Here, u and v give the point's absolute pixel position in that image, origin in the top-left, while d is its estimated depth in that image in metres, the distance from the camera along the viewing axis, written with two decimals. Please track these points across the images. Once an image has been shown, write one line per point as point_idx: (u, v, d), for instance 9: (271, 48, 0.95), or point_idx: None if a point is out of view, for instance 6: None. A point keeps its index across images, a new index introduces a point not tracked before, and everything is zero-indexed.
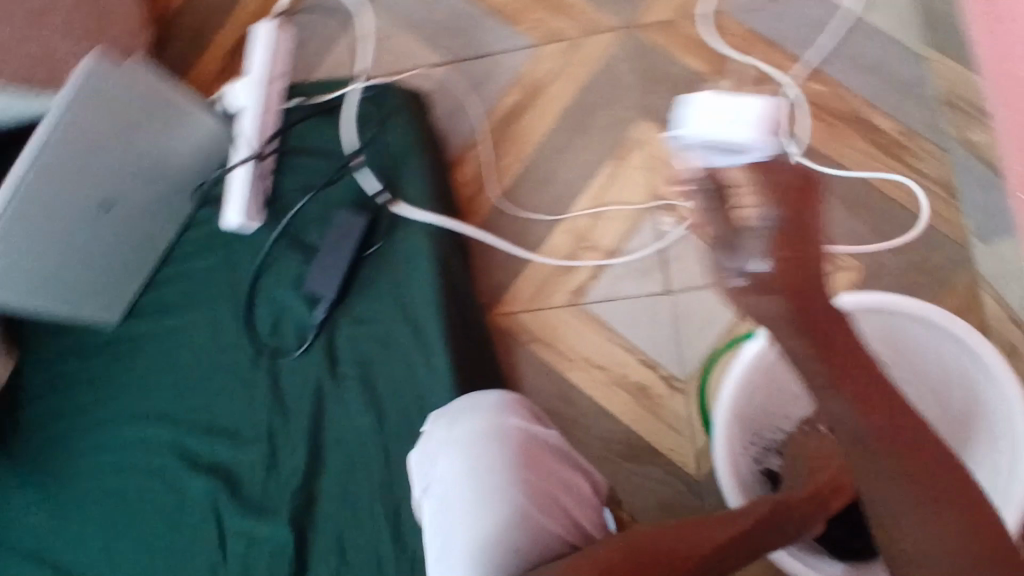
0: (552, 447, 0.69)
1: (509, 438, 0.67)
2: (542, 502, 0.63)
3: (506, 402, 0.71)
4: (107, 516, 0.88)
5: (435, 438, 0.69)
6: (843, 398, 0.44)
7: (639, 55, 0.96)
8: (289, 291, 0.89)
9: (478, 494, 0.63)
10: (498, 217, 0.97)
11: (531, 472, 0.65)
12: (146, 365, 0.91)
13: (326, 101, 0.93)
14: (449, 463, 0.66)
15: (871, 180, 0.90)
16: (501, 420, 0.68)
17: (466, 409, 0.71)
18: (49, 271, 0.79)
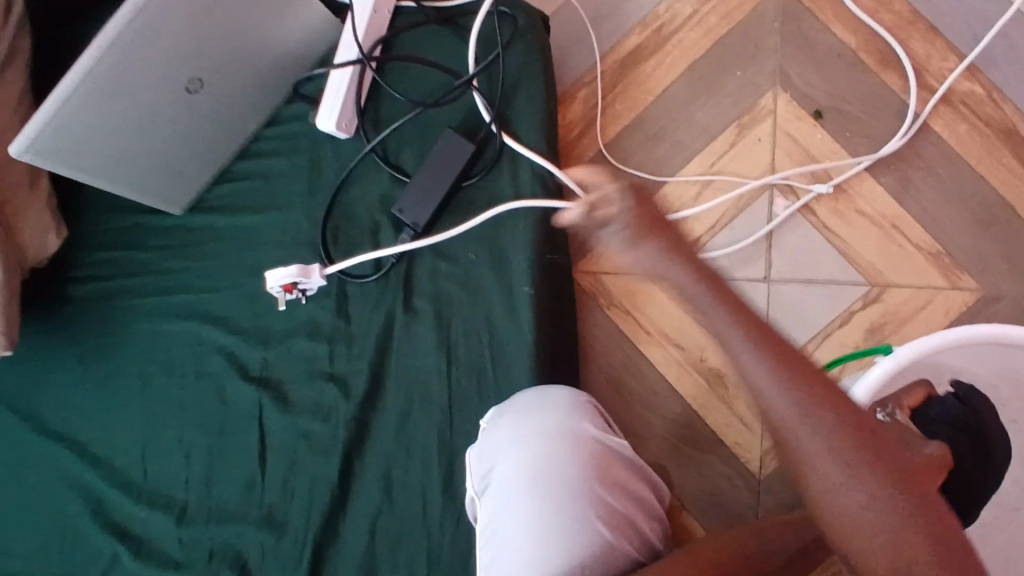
0: (626, 456, 0.63)
1: (583, 447, 0.60)
2: (614, 522, 0.58)
3: (577, 403, 0.64)
4: (149, 409, 0.88)
5: (499, 431, 0.63)
6: (785, 392, 0.47)
7: (786, 16, 0.88)
8: (367, 208, 0.83)
9: (547, 506, 0.58)
10: (598, 167, 0.90)
11: (605, 486, 0.59)
12: (212, 257, 0.87)
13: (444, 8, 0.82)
14: (513, 462, 0.61)
15: (1005, 200, 0.84)
16: (574, 423, 0.62)
17: (536, 404, 0.64)
18: (125, 146, 0.73)
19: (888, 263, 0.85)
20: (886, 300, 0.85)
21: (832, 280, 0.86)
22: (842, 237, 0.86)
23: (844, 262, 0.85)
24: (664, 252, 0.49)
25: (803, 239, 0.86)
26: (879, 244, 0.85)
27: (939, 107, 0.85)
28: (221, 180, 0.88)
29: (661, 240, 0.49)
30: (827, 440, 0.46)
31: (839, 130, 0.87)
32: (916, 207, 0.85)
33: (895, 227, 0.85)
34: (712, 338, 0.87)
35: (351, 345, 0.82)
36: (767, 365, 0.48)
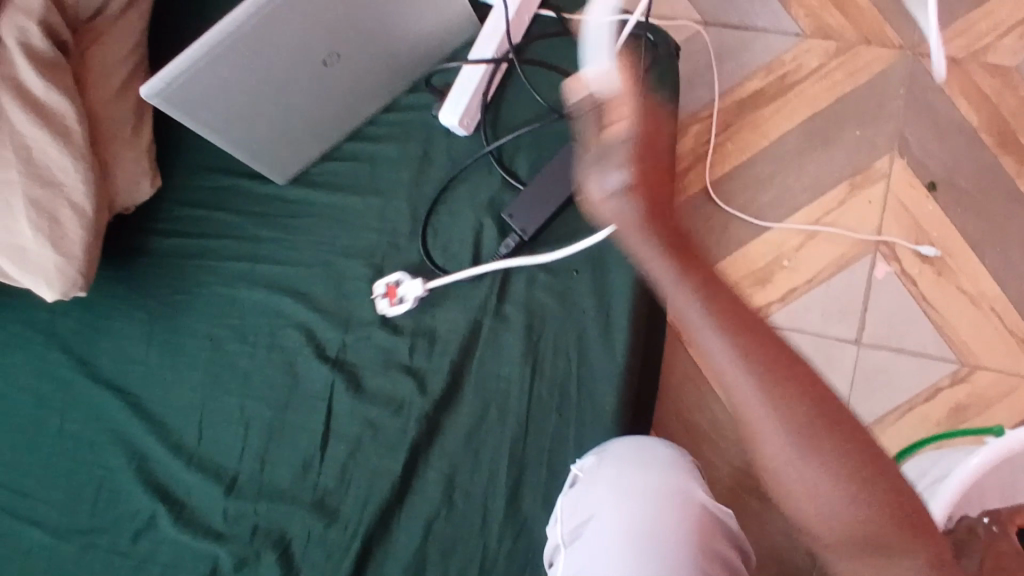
0: (728, 533, 0.60)
1: (690, 514, 0.58)
2: None
3: (684, 468, 0.62)
4: (213, 375, 0.87)
5: (599, 477, 0.62)
6: (725, 349, 0.49)
7: (912, 84, 0.88)
8: (473, 208, 0.82)
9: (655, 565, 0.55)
10: (700, 202, 0.90)
11: (707, 557, 0.56)
12: (303, 232, 0.86)
13: (580, 26, 0.83)
14: (615, 513, 0.59)
15: None
16: (683, 485, 0.60)
17: (639, 459, 0.62)
18: (245, 109, 0.72)
19: (982, 345, 0.84)
20: (974, 380, 0.83)
21: (924, 353, 0.84)
22: (939, 311, 0.85)
23: (938, 337, 0.84)
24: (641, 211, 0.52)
25: (900, 307, 0.85)
26: (975, 324, 0.84)
27: None
28: (328, 158, 0.87)
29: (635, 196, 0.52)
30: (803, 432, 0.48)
31: (951, 204, 0.86)
32: (1017, 291, 0.84)
33: (993, 309, 0.84)
34: None
35: (434, 342, 0.81)
36: (728, 349, 0.49)
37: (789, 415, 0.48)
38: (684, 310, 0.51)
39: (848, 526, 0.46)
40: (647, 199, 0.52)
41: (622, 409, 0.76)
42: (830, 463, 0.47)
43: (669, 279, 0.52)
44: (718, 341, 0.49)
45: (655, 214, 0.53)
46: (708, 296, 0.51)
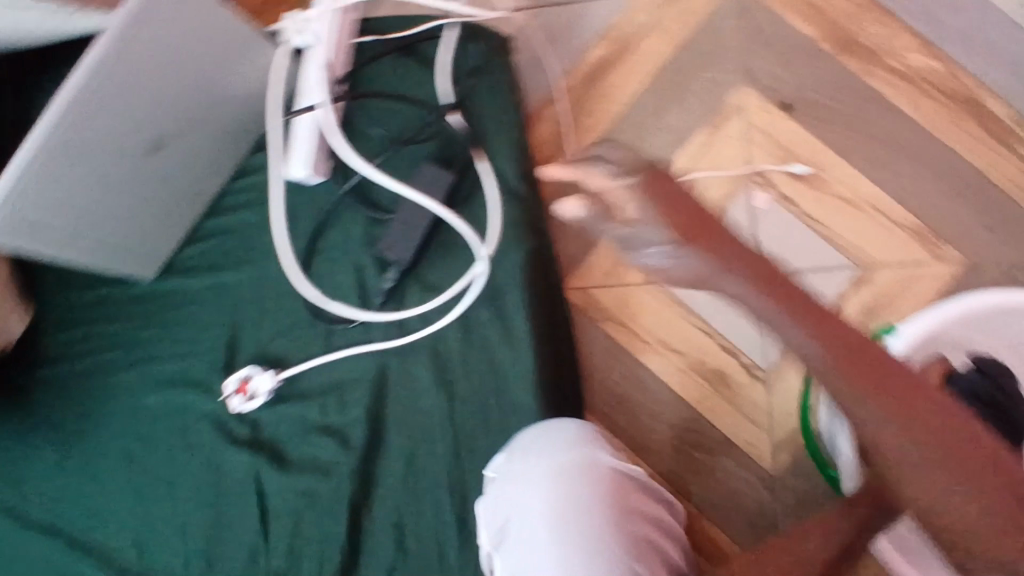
0: (643, 486, 0.61)
1: (601, 479, 0.59)
2: (646, 551, 0.57)
3: (588, 436, 0.63)
4: (135, 491, 0.83)
5: (510, 470, 0.62)
6: (737, 282, 0.52)
7: (741, 13, 0.89)
8: (345, 253, 0.78)
9: (580, 542, 0.55)
10: (574, 183, 0.90)
11: (626, 516, 0.58)
12: (188, 323, 0.84)
13: (404, 39, 0.78)
14: (532, 499, 0.59)
15: (976, 169, 0.85)
16: (589, 455, 0.60)
17: (544, 442, 0.62)
18: (82, 219, 0.69)
19: (872, 245, 0.85)
20: (874, 280, 0.85)
21: (821, 268, 0.86)
22: (824, 224, 0.86)
23: (830, 248, 0.86)
24: (704, 263, 0.51)
25: (787, 229, 0.86)
26: (861, 227, 0.86)
27: (900, 86, 0.87)
28: (192, 241, 0.85)
29: (705, 246, 0.52)
30: (828, 355, 0.49)
31: (810, 119, 0.87)
32: (890, 184, 0.86)
33: (874, 207, 0.86)
34: (711, 341, 0.88)
35: (343, 395, 0.79)
36: (720, 262, 0.51)
37: (826, 360, 0.49)
38: (719, 281, 0.52)
39: (918, 459, 0.46)
40: (714, 241, 0.52)
41: (544, 408, 0.75)
42: (847, 369, 0.48)
43: (754, 297, 0.51)
44: (736, 283, 0.52)
45: (687, 214, 0.53)
46: (740, 264, 0.51)
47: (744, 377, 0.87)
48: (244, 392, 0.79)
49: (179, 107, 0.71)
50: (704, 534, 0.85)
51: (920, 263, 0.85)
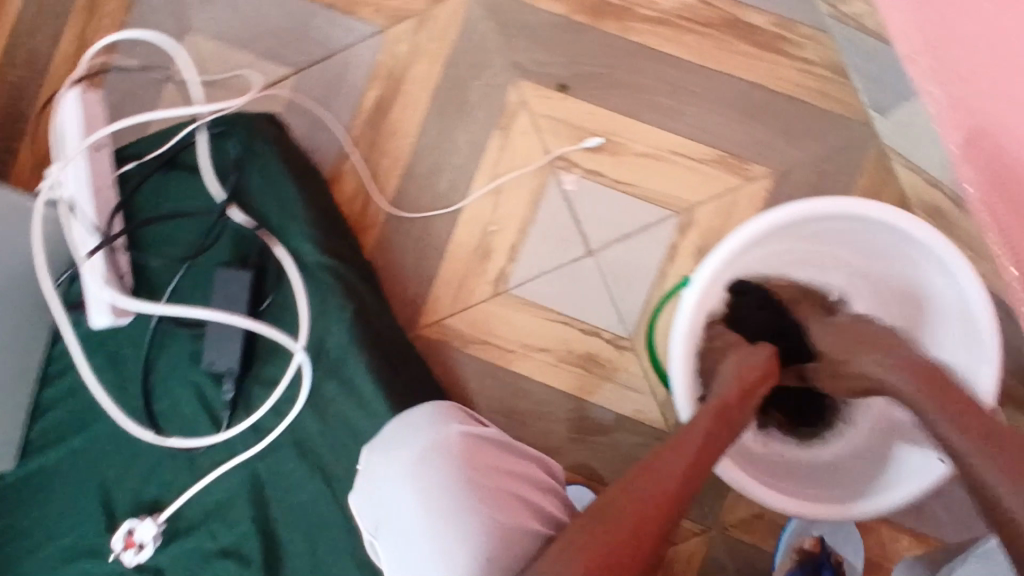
0: (500, 445, 0.63)
1: (458, 450, 0.60)
2: (514, 507, 0.59)
3: (441, 412, 0.63)
4: None
5: (371, 470, 0.61)
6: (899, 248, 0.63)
7: (493, 10, 0.88)
8: (182, 379, 0.78)
9: (452, 516, 0.57)
10: (393, 225, 0.90)
11: (485, 480, 0.59)
12: (61, 498, 0.81)
13: (163, 155, 0.77)
14: (396, 494, 0.59)
15: (756, 85, 0.87)
16: (442, 431, 0.60)
17: (400, 431, 0.62)
18: None
19: (685, 188, 0.87)
20: (697, 221, 0.87)
21: (646, 226, 0.88)
22: (635, 184, 0.88)
23: (648, 205, 0.88)
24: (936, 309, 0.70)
25: (603, 201, 0.88)
26: (669, 175, 0.87)
27: (662, 30, 0.87)
28: (36, 417, 0.82)
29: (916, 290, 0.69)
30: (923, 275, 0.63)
31: (590, 91, 0.88)
32: (683, 126, 0.87)
33: (676, 153, 0.87)
34: (571, 328, 0.89)
35: (229, 513, 0.78)
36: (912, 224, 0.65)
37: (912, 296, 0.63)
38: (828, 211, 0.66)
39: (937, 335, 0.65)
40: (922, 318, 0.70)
41: None
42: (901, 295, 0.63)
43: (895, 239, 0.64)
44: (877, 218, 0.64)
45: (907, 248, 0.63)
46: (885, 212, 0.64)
47: (614, 351, 0.89)
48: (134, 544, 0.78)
49: None
50: None
51: (733, 191, 0.87)
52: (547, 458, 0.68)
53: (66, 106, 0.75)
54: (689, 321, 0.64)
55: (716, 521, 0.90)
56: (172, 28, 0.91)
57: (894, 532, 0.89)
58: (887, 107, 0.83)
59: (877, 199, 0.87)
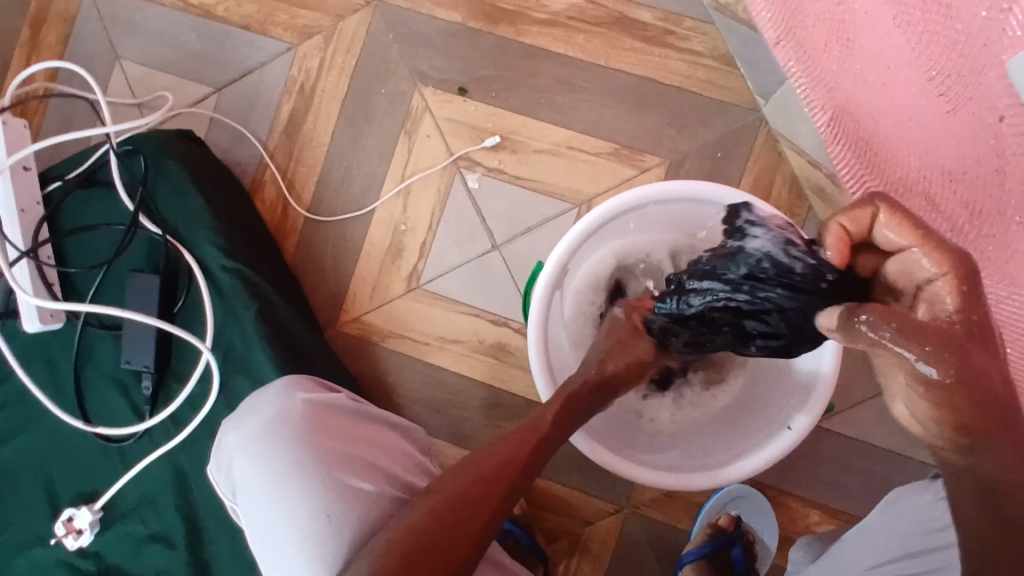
0: (354, 414, 0.69)
1: (295, 415, 0.65)
2: (357, 468, 0.63)
3: (291, 385, 0.69)
4: None
5: (228, 443, 0.66)
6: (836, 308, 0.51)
7: (394, 24, 0.94)
8: (106, 377, 0.85)
9: (297, 482, 0.61)
10: (311, 228, 0.96)
11: (339, 443, 0.64)
12: (5, 490, 0.87)
13: (81, 173, 0.85)
14: (249, 465, 0.63)
15: (645, 78, 0.90)
16: (287, 402, 0.66)
17: (252, 406, 0.68)
18: None
19: (582, 181, 0.91)
20: None
21: (548, 219, 0.92)
22: (534, 179, 0.92)
23: (547, 198, 0.92)
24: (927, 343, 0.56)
25: (505, 197, 0.92)
26: (566, 169, 0.92)
27: (553, 32, 0.92)
28: None
29: None
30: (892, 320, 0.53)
31: (486, 94, 0.93)
32: (577, 122, 0.92)
33: (571, 148, 0.92)
34: (481, 319, 0.93)
35: (156, 502, 0.83)
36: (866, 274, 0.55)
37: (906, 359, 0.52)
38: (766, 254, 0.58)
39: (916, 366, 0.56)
40: None
41: None
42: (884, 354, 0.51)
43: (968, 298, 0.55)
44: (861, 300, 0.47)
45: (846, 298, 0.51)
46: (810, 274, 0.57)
47: (523, 339, 0.92)
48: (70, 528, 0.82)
49: None
50: (539, 490, 0.91)
51: (628, 181, 0.91)
52: (401, 423, 0.74)
53: None
54: (542, 295, 0.67)
55: (630, 500, 0.90)
56: (104, 60, 0.99)
57: (809, 508, 0.88)
58: (769, 91, 0.84)
59: (769, 182, 0.89)
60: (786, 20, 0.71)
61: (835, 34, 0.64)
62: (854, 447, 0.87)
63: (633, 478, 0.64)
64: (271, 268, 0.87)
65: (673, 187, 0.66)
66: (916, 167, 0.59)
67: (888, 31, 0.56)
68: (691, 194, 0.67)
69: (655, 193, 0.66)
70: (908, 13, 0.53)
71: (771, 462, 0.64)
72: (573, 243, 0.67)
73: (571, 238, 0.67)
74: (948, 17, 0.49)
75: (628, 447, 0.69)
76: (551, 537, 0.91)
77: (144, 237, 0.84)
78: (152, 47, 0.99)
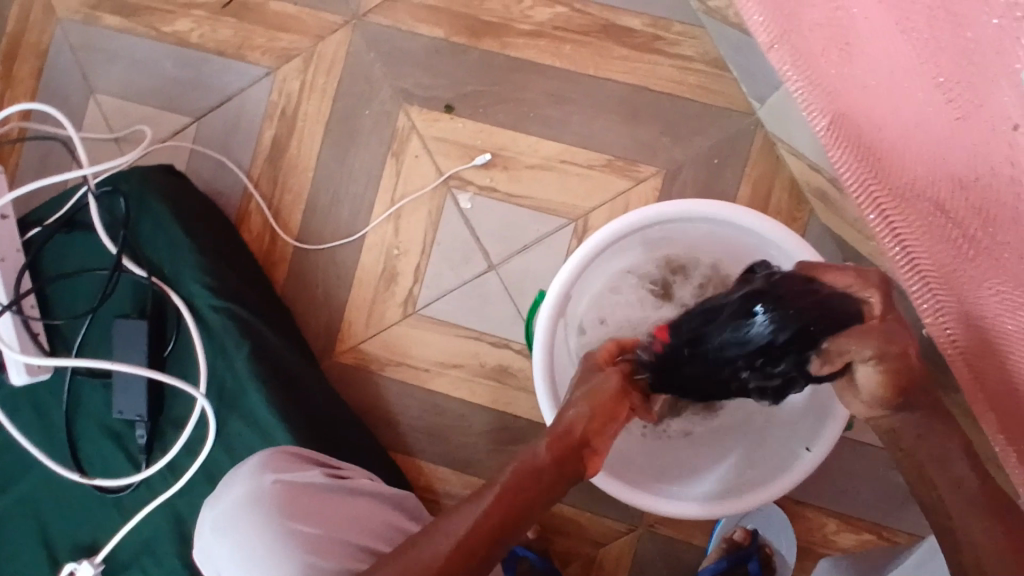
0: (334, 487, 0.66)
1: (266, 495, 0.62)
2: (327, 548, 0.60)
3: (264, 461, 0.66)
4: None
5: (204, 531, 0.64)
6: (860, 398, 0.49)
7: (375, 42, 0.92)
8: (98, 425, 0.82)
9: (268, 570, 0.59)
10: (301, 257, 0.93)
11: (311, 524, 0.62)
12: (0, 547, 0.85)
13: (60, 217, 0.83)
14: (230, 551, 0.61)
15: (635, 86, 0.88)
16: (255, 481, 0.64)
17: (227, 484, 0.65)
18: None
19: (577, 195, 0.89)
20: (591, 227, 0.89)
21: (543, 236, 0.89)
22: (526, 196, 0.90)
23: (541, 215, 0.89)
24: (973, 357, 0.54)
25: (498, 215, 0.90)
26: (560, 184, 0.89)
27: (539, 43, 0.89)
28: None
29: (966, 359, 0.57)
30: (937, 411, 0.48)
31: (474, 110, 0.90)
32: (567, 135, 0.89)
33: (563, 162, 0.89)
34: (480, 341, 0.90)
35: (154, 551, 0.81)
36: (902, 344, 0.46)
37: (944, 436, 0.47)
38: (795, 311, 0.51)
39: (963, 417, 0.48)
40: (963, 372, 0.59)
41: None
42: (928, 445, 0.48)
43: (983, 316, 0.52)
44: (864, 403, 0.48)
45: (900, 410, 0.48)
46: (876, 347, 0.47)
47: (525, 360, 0.90)
48: None
49: None
50: (550, 513, 0.89)
51: (623, 193, 0.88)
52: (384, 496, 0.70)
53: None
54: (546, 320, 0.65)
55: (642, 519, 0.88)
56: (76, 93, 0.96)
57: (826, 518, 0.86)
58: (764, 95, 0.82)
59: (769, 187, 0.87)
60: (781, 28, 0.69)
61: (837, 40, 0.62)
62: (871, 453, 0.85)
63: (659, 514, 0.63)
64: (262, 302, 0.85)
65: (688, 207, 0.64)
66: (922, 176, 0.56)
67: (888, 40, 0.55)
68: (704, 216, 0.64)
69: (671, 211, 0.64)
70: (914, 22, 0.51)
71: (797, 481, 0.62)
72: (582, 261, 0.65)
73: (581, 257, 0.65)
74: (955, 27, 0.46)
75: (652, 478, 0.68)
76: (564, 561, 0.89)
77: (128, 278, 0.82)
78: (125, 78, 0.96)
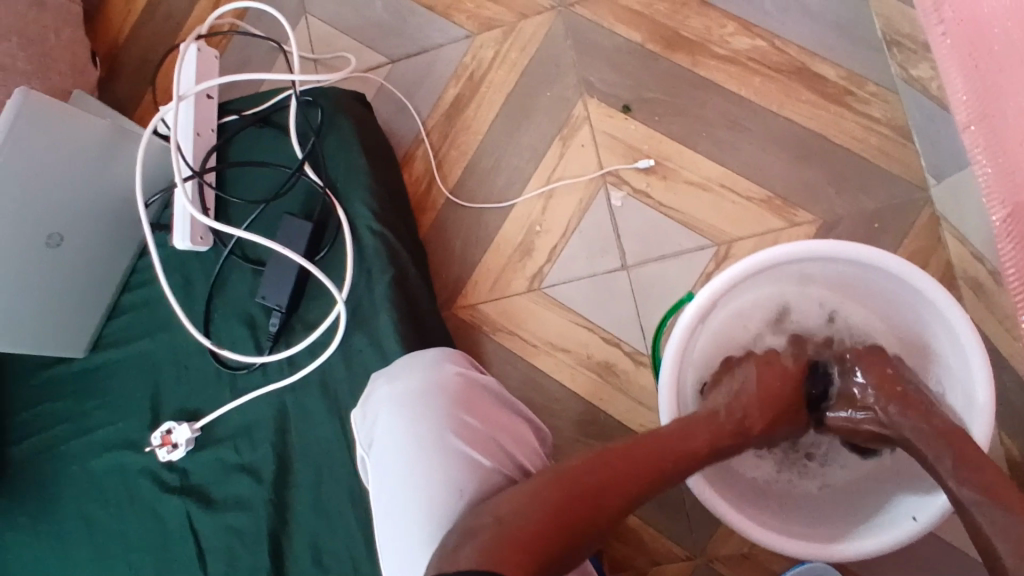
0: (498, 397, 0.67)
1: (446, 385, 0.65)
2: (483, 445, 0.62)
3: (445, 355, 0.69)
4: (73, 542, 0.89)
5: (378, 394, 0.67)
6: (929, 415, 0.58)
7: (574, 31, 0.96)
8: (235, 305, 0.89)
9: (431, 446, 0.62)
10: (449, 209, 0.98)
11: (476, 419, 0.64)
12: (118, 387, 0.92)
13: (257, 113, 0.90)
14: (389, 426, 0.64)
15: (811, 131, 0.89)
16: (439, 371, 0.66)
17: (405, 364, 0.69)
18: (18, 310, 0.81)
19: (727, 221, 0.90)
20: (733, 255, 0.90)
21: (683, 252, 0.91)
22: (677, 210, 0.92)
23: (686, 231, 0.91)
24: None
25: (645, 220, 0.92)
26: (713, 206, 0.91)
27: (730, 70, 0.92)
28: (112, 318, 0.95)
29: None
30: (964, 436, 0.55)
31: (649, 116, 0.94)
32: (734, 161, 0.91)
33: (723, 186, 0.91)
34: (593, 334, 0.93)
35: (252, 434, 0.87)
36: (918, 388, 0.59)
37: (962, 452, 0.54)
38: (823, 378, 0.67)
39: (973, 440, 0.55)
40: None
41: None
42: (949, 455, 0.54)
43: None
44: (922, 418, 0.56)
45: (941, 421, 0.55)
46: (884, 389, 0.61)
47: (632, 365, 0.92)
48: (169, 440, 0.87)
49: (70, 206, 0.83)
50: None
51: (776, 232, 0.89)
52: (537, 422, 0.70)
53: (187, 58, 0.88)
54: (689, 322, 0.65)
55: (702, 550, 0.88)
56: (293, 11, 1.05)
57: None
58: None
59: (921, 264, 0.86)
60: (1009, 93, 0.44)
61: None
62: (957, 556, 0.83)
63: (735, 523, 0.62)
64: (409, 238, 0.90)
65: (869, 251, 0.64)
66: None
67: None
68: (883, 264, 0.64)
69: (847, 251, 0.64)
70: None
71: (885, 549, 0.61)
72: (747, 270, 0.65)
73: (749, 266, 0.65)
74: None
75: (733, 493, 0.69)
76: (614, 566, 0.90)
77: (303, 183, 0.88)
78: (339, 8, 1.04)
